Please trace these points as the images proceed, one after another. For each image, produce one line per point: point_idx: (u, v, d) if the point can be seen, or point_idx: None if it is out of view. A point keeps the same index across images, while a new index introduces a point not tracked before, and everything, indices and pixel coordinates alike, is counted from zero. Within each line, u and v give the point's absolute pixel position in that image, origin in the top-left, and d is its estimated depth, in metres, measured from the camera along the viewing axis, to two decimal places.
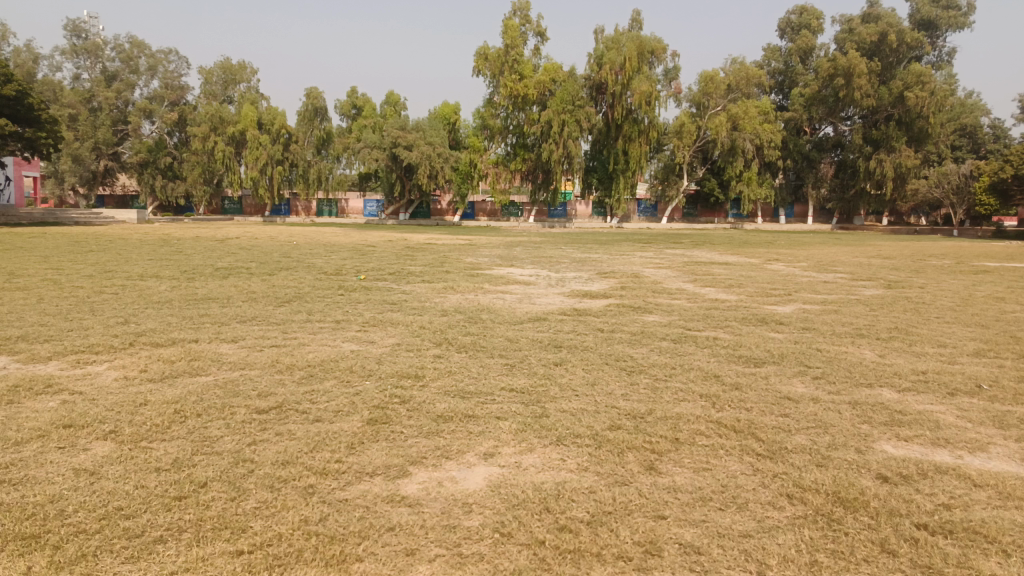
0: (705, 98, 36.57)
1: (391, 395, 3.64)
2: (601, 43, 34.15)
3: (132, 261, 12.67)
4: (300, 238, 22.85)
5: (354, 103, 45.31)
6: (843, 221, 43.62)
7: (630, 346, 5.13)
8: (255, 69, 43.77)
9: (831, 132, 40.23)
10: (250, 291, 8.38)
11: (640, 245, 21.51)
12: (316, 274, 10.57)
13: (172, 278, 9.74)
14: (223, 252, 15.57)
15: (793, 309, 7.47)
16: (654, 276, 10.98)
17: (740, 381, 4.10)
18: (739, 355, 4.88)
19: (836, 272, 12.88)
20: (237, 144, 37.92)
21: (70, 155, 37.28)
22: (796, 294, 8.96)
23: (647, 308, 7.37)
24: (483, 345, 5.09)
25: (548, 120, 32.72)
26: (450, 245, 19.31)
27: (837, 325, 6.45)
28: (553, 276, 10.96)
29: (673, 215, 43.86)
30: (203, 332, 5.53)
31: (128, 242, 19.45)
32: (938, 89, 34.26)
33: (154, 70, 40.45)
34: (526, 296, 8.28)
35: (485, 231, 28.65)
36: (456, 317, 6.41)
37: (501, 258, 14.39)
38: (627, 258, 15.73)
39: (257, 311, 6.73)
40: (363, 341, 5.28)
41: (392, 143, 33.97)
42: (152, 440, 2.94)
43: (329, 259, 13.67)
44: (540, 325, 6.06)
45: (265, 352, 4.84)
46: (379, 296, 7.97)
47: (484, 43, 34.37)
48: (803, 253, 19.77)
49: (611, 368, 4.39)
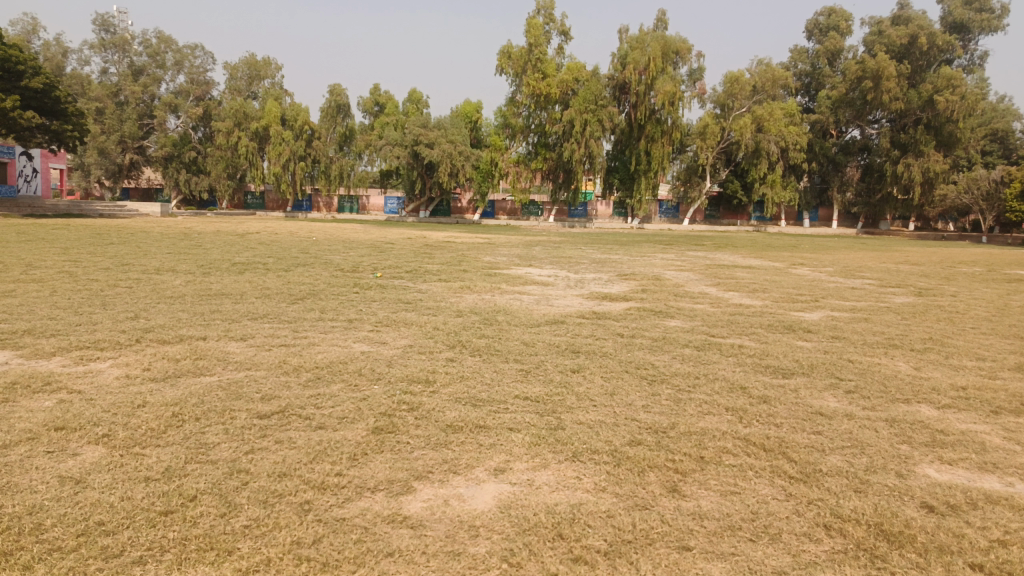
0: (730, 99, 36.15)
1: (399, 401, 3.47)
2: (625, 42, 33.87)
3: (151, 254, 12.69)
4: (319, 234, 22.84)
5: (376, 100, 45.37)
6: (869, 226, 42.95)
7: (651, 353, 4.92)
8: (280, 65, 43.98)
9: (858, 135, 39.61)
10: (264, 286, 8.27)
11: (661, 247, 21.24)
12: (332, 271, 10.46)
13: (188, 272, 9.68)
14: (241, 246, 15.57)
15: (821, 317, 7.21)
16: (675, 279, 10.73)
17: (769, 393, 3.87)
18: (767, 365, 4.65)
19: (864, 278, 12.55)
20: (261, 140, 38.13)
21: (96, 148, 37.71)
22: (823, 300, 8.69)
23: (669, 312, 7.15)
24: (498, 348, 4.90)
25: (570, 119, 32.49)
26: (469, 243, 19.16)
27: (868, 334, 6.18)
28: (572, 277, 10.76)
29: (695, 217, 43.44)
30: (213, 330, 5.40)
31: (149, 235, 19.53)
32: (970, 93, 33.53)
33: (180, 65, 40.81)
34: (544, 297, 8.10)
35: (505, 230, 28.50)
36: (471, 319, 6.23)
37: (520, 258, 14.21)
38: (648, 260, 15.49)
39: (269, 308, 6.61)
40: (375, 342, 5.12)
41: (414, 140, 33.94)
42: (146, 445, 2.80)
43: (346, 256, 13.59)
44: (558, 329, 5.86)
45: (273, 351, 4.69)
46: (394, 295, 7.82)
47: (508, 42, 34.23)
48: (829, 257, 19.40)
49: (631, 377, 4.17)
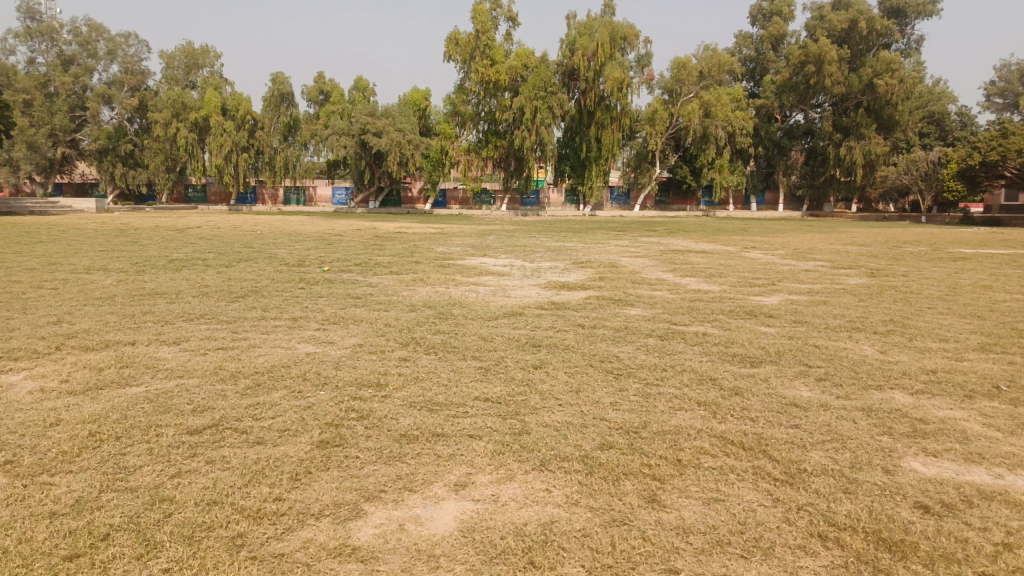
0: (678, 85, 36.37)
1: (348, 408, 3.17)
2: (573, 28, 33.69)
3: (82, 252, 11.98)
4: (265, 227, 22.10)
5: (321, 89, 44.26)
6: (813, 208, 43.86)
7: (615, 344, 4.72)
8: (219, 53, 42.49)
9: (801, 120, 40.32)
10: (203, 284, 7.80)
11: (614, 233, 21.23)
12: (277, 266, 9.99)
13: (121, 271, 9.10)
14: (182, 242, 14.90)
15: (781, 301, 7.12)
16: (632, 266, 10.58)
17: (740, 384, 3.69)
18: (733, 353, 4.50)
19: (816, 260, 12.63)
20: (201, 131, 36.80)
21: (25, 142, 35.85)
22: (780, 283, 8.65)
23: (629, 300, 6.97)
24: (454, 345, 4.64)
25: (520, 106, 32.18)
26: (421, 233, 18.75)
27: (830, 317, 6.10)
28: (528, 266, 10.52)
29: (645, 203, 43.71)
30: (144, 334, 4.98)
31: (82, 232, 18.59)
32: (907, 76, 34.33)
33: (113, 54, 39.04)
34: (500, 288, 7.85)
35: (458, 220, 28.08)
36: (425, 313, 5.93)
37: (473, 248, 13.91)
38: (602, 247, 15.36)
39: (208, 308, 6.19)
40: (321, 342, 4.78)
41: (361, 129, 33.20)
42: (54, 473, 2.44)
43: (293, 250, 13.09)
44: (517, 321, 5.62)
45: (209, 356, 4.32)
46: (342, 290, 7.46)
47: (455, 28, 33.64)
48: (778, 240, 19.66)
49: (597, 371, 3.95)
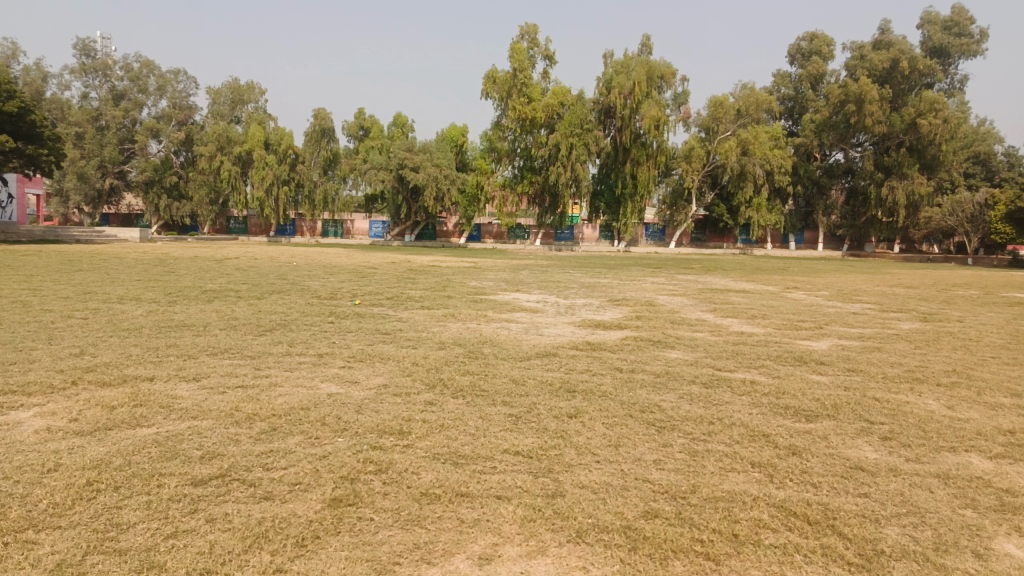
0: (715, 123, 36.20)
1: (366, 459, 2.91)
2: (610, 66, 33.80)
3: (119, 282, 12.09)
4: (301, 258, 22.27)
5: (361, 124, 45.02)
6: (855, 248, 42.91)
7: (654, 392, 4.41)
8: (263, 89, 43.59)
9: (842, 159, 39.67)
10: (232, 317, 7.68)
11: (650, 270, 20.90)
12: (308, 299, 9.89)
13: (152, 301, 9.06)
14: (218, 273, 15.00)
15: (830, 346, 6.73)
16: (670, 305, 10.24)
17: (796, 443, 3.35)
18: (785, 404, 4.16)
19: (862, 302, 12.13)
20: (243, 164, 37.57)
21: (76, 173, 37.00)
22: (828, 327, 8.24)
23: (668, 342, 6.65)
24: (483, 387, 4.37)
25: (556, 143, 32.23)
26: (455, 267, 18.66)
27: (886, 366, 5.69)
28: (562, 303, 10.26)
29: (682, 240, 43.26)
30: (164, 369, 4.80)
31: (123, 261, 18.87)
32: (952, 116, 33.57)
33: (162, 90, 40.25)
34: (533, 326, 7.59)
35: (492, 255, 27.96)
36: (455, 352, 5.69)
37: (507, 283, 13.70)
38: (638, 284, 15.05)
39: (234, 342, 6.03)
40: (345, 381, 4.55)
41: (399, 164, 33.51)
42: (41, 529, 2.23)
43: (326, 282, 13.04)
44: (550, 363, 5.34)
45: (228, 394, 4.12)
46: (372, 325, 7.28)
47: (493, 66, 34.00)
48: (821, 280, 19.13)
49: (637, 423, 3.64)
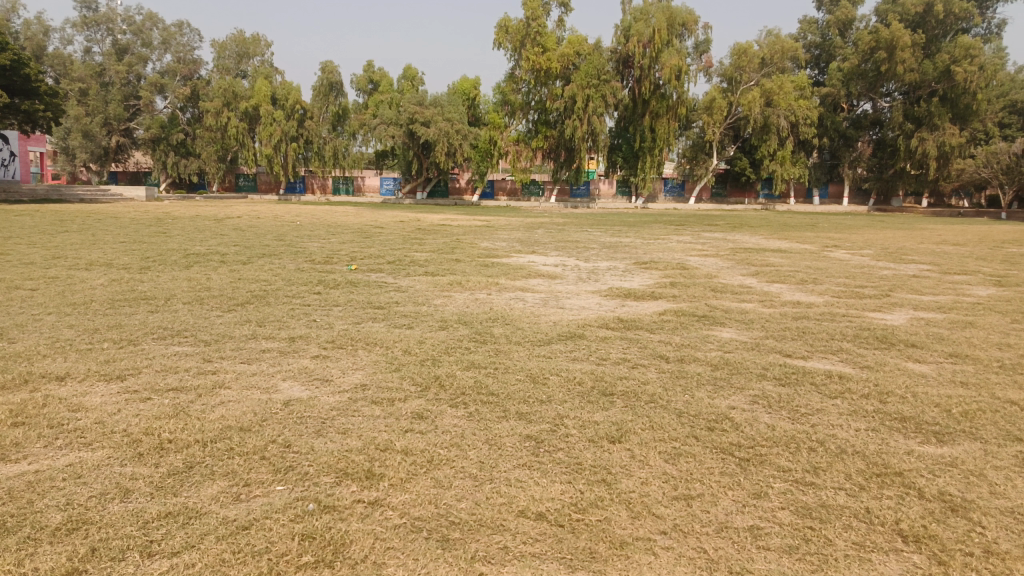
0: (738, 73, 34.33)
1: (306, 537, 1.88)
2: (628, 14, 32.02)
3: (99, 244, 11.15)
4: (306, 217, 21.27)
5: (370, 77, 43.45)
6: (881, 203, 41.06)
7: (719, 396, 3.34)
8: (270, 42, 42.09)
9: (870, 109, 37.58)
10: (204, 287, 6.65)
11: (673, 228, 19.79)
12: (299, 263, 8.87)
13: (122, 267, 8.05)
14: (213, 233, 14.09)
15: (910, 321, 5.58)
16: (706, 268, 9.15)
17: (950, 490, 2.29)
18: (896, 416, 3.08)
19: (916, 263, 10.94)
20: (251, 120, 36.35)
21: (81, 131, 35.95)
22: (895, 295, 7.11)
23: (715, 317, 5.54)
24: (491, 389, 3.31)
25: (571, 95, 30.67)
26: (466, 226, 17.58)
27: (994, 349, 4.56)
28: (583, 266, 9.16)
29: (701, 195, 41.74)
30: (87, 363, 3.76)
31: (119, 221, 17.99)
32: (989, 63, 31.50)
33: (167, 44, 38.77)
34: (553, 296, 6.54)
35: (508, 213, 26.74)
36: (458, 334, 4.62)
37: (522, 243, 12.66)
38: (664, 243, 13.90)
39: (194, 321, 4.99)
40: (312, 380, 3.50)
41: (409, 119, 32.14)
42: None
43: (325, 243, 12.01)
44: (577, 349, 4.26)
45: (156, 403, 3.09)
46: (363, 297, 6.22)
47: (505, 14, 32.23)
48: (858, 237, 17.91)
49: (708, 451, 2.58)
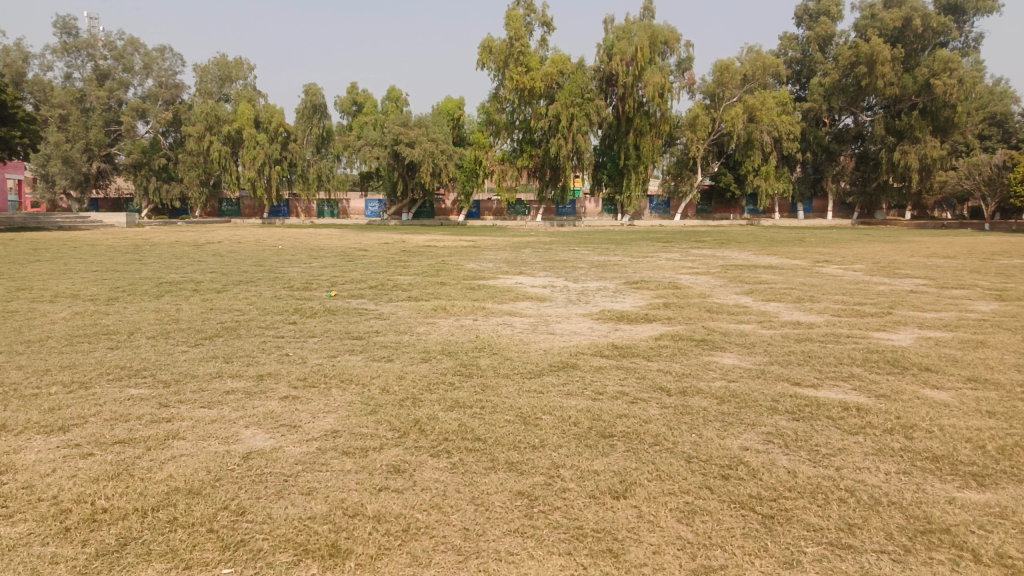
0: (720, 89, 34.48)
1: None
2: (611, 33, 32.09)
3: (70, 273, 10.75)
4: (289, 240, 20.92)
5: (354, 99, 43.28)
6: (865, 216, 41.22)
7: (729, 434, 3.02)
8: (252, 66, 41.84)
9: (851, 124, 37.72)
10: (173, 318, 6.28)
11: (661, 245, 19.61)
12: (277, 290, 8.51)
13: (89, 298, 7.67)
14: (191, 259, 13.70)
15: (918, 341, 5.30)
16: (699, 287, 8.89)
17: (1008, 552, 1.99)
18: (927, 455, 2.77)
19: (911, 277, 10.71)
20: (234, 144, 36.00)
21: (60, 157, 35.40)
22: (897, 312, 6.85)
23: (714, 341, 5.24)
24: (477, 434, 2.97)
25: (556, 114, 30.57)
26: (452, 246, 17.26)
27: (1013, 372, 4.28)
28: (572, 287, 8.88)
29: (687, 211, 41.71)
30: (28, 411, 3.38)
31: (95, 249, 17.52)
32: (968, 76, 31.74)
33: (148, 68, 38.40)
34: (543, 321, 6.22)
35: (494, 232, 26.48)
36: (442, 366, 4.29)
37: (509, 264, 12.38)
38: (653, 261, 13.66)
39: (156, 358, 4.61)
40: (279, 427, 3.14)
41: (394, 140, 31.90)
42: None
43: (306, 268, 11.64)
44: (569, 382, 3.92)
45: (97, 459, 2.73)
46: (341, 326, 5.88)
47: (488, 35, 32.15)
48: (848, 252, 17.74)
49: (725, 506, 2.26)
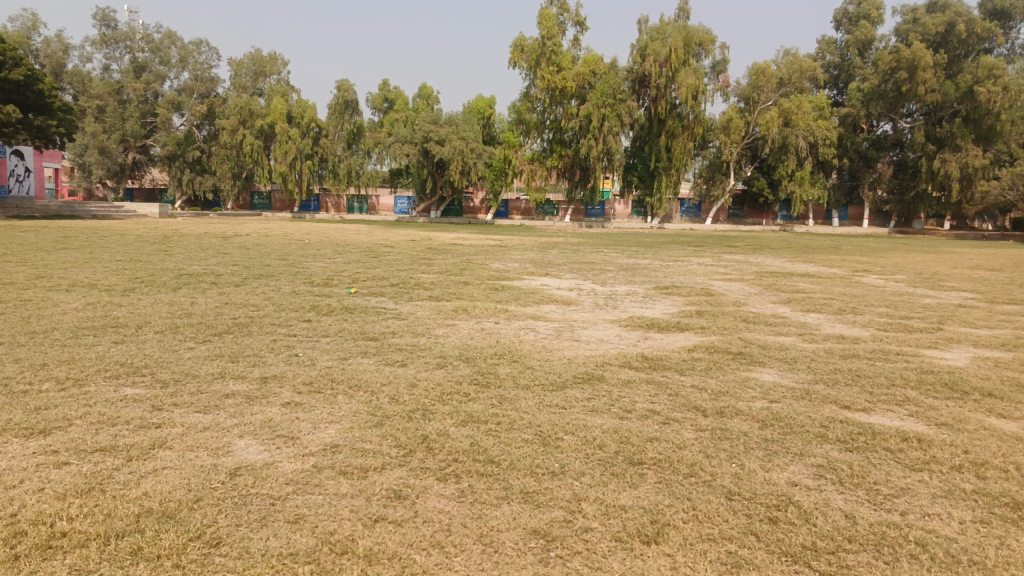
0: (755, 93, 33.86)
1: None
2: (645, 33, 31.56)
3: (93, 262, 10.69)
4: (316, 235, 20.83)
5: (386, 96, 43.28)
6: (902, 224, 40.11)
7: (774, 466, 2.69)
8: (286, 61, 42.03)
9: (890, 130, 36.71)
10: (185, 312, 6.07)
11: (691, 248, 19.18)
12: (296, 285, 8.30)
13: (105, 289, 7.51)
14: (215, 251, 13.62)
15: (975, 362, 4.90)
16: (733, 295, 8.49)
17: None
18: (1006, 501, 2.41)
19: (956, 290, 10.18)
20: (266, 138, 36.18)
21: (97, 147, 35.88)
22: (948, 328, 6.41)
23: (752, 354, 4.87)
24: (490, 457, 2.66)
25: (587, 114, 30.20)
26: (478, 245, 17.00)
27: None
28: (600, 291, 8.54)
29: (718, 216, 41.02)
30: (11, 410, 3.15)
31: (124, 238, 17.57)
32: (1014, 84, 30.67)
33: (184, 62, 38.74)
34: (568, 326, 5.91)
35: (522, 232, 26.18)
36: (458, 374, 3.99)
37: (535, 264, 12.08)
38: (683, 266, 13.26)
39: (160, 355, 4.38)
40: (275, 439, 2.87)
41: (424, 137, 31.79)
42: None
43: (329, 263, 11.43)
44: (595, 397, 3.60)
45: (70, 471, 2.48)
46: (356, 325, 5.62)
47: (520, 34, 31.87)
48: (886, 261, 17.14)
49: (773, 560, 1.94)
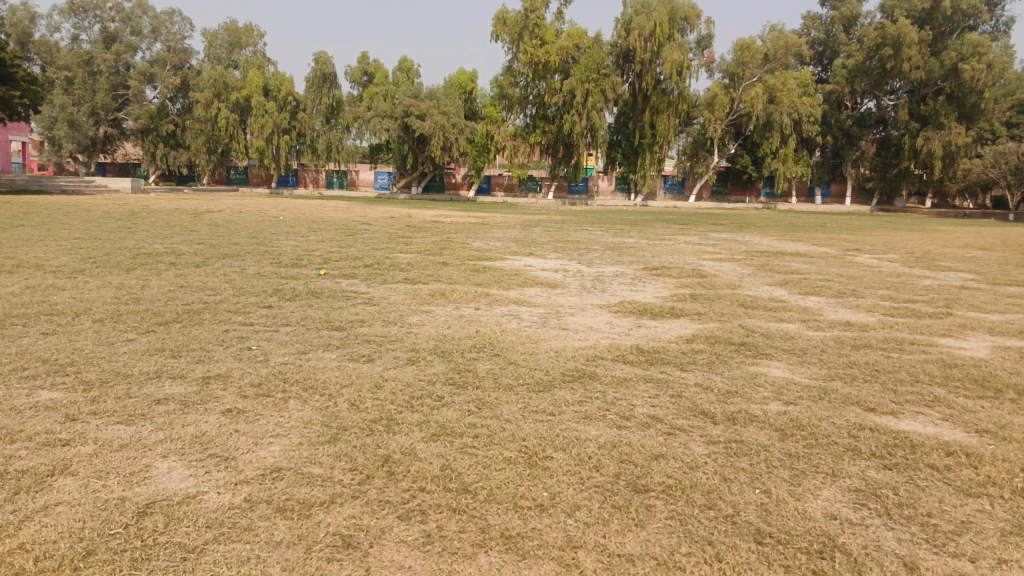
0: (740, 68, 33.26)
1: None
2: (629, 7, 30.84)
3: (48, 240, 10.03)
4: (292, 211, 20.16)
5: (365, 69, 42.16)
6: (884, 202, 39.96)
7: (805, 491, 2.24)
8: (262, 32, 40.73)
9: (874, 107, 36.37)
10: (133, 298, 5.50)
11: (677, 227, 18.79)
12: (262, 266, 7.73)
13: (52, 270, 6.91)
14: (182, 229, 12.96)
15: (996, 352, 4.51)
16: (727, 276, 8.07)
17: None
18: None
19: (953, 270, 9.85)
20: (242, 112, 35.04)
21: (65, 120, 34.65)
22: (958, 313, 6.03)
23: (757, 345, 4.44)
24: (468, 485, 2.19)
25: (570, 89, 29.50)
26: (459, 223, 16.49)
27: None
28: (587, 272, 8.08)
29: (702, 193, 40.68)
30: None
31: (90, 214, 16.80)
32: (998, 61, 30.36)
33: (156, 32, 37.35)
34: (555, 312, 5.44)
35: (504, 209, 25.63)
36: (432, 373, 3.50)
37: (518, 243, 11.62)
38: (671, 245, 12.86)
39: (90, 350, 3.83)
40: (206, 461, 2.37)
41: (404, 112, 30.97)
42: None
43: (302, 242, 10.84)
44: (588, 400, 3.12)
45: None
46: (321, 312, 5.10)
47: (502, 6, 31.02)
48: (874, 240, 16.86)
49: None
